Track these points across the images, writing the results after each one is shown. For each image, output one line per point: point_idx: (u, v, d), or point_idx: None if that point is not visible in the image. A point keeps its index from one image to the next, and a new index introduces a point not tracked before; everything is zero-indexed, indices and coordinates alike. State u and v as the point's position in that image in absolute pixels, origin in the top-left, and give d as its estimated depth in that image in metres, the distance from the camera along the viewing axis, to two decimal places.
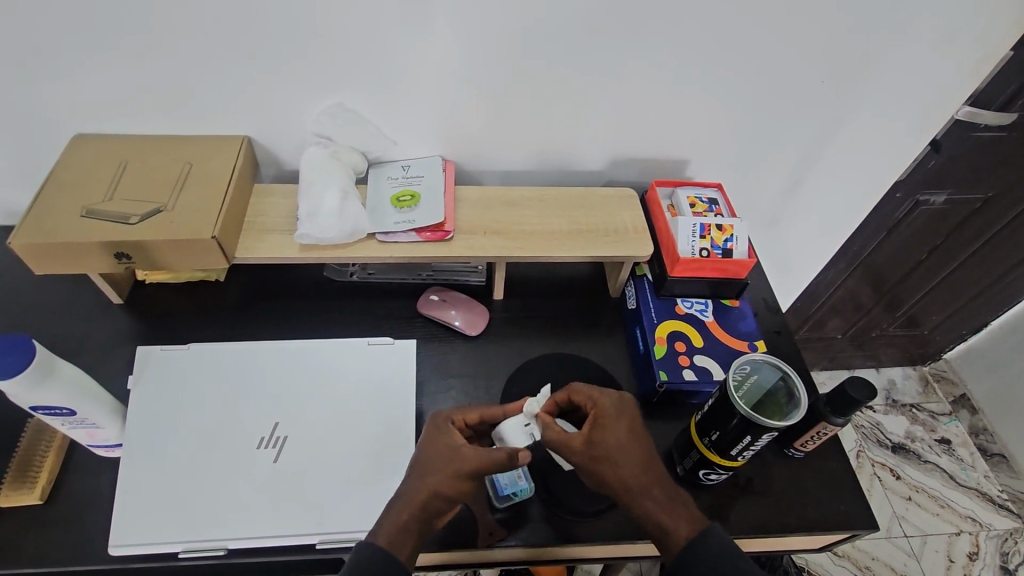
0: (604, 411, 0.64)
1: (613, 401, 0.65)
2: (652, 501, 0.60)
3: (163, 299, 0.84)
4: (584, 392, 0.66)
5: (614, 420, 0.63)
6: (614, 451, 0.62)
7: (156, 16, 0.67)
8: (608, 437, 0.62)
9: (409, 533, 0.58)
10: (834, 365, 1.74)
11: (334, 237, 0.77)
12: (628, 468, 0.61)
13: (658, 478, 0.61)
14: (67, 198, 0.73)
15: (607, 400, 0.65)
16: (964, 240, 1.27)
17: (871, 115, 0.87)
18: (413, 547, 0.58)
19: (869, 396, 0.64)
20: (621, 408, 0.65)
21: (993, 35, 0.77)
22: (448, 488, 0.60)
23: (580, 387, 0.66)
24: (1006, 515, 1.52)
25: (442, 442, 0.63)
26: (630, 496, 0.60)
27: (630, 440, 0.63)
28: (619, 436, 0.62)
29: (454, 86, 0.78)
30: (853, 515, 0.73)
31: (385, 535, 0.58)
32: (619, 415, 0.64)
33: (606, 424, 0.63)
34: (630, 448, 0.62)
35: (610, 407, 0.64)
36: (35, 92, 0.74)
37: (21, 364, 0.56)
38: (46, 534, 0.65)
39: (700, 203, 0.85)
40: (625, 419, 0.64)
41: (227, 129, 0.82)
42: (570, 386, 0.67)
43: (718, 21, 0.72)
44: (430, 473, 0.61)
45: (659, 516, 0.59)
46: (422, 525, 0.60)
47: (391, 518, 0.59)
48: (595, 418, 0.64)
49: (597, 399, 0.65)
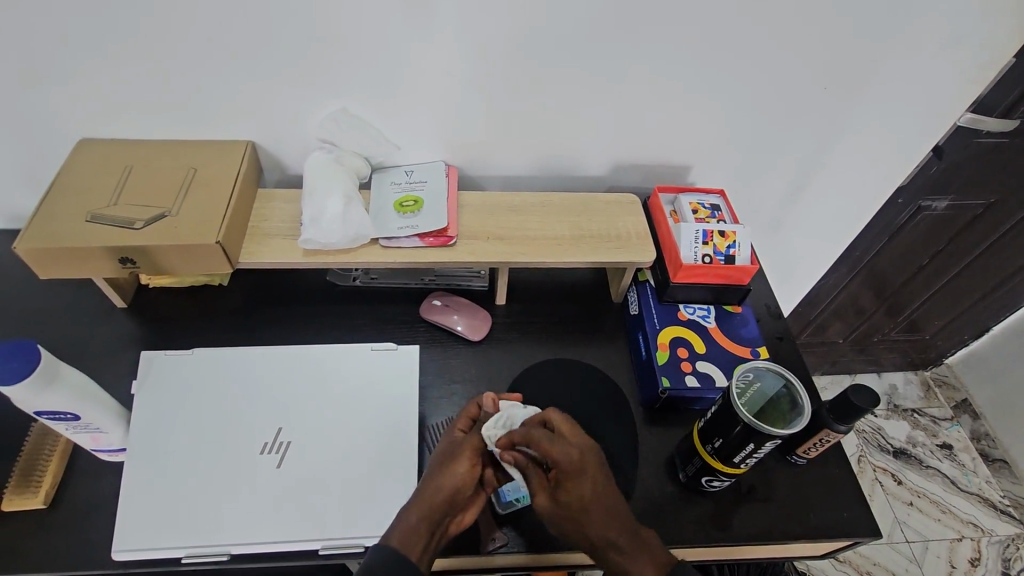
0: (563, 468, 0.61)
1: (575, 451, 0.61)
2: (619, 555, 0.59)
3: (167, 304, 0.85)
4: (545, 446, 0.61)
5: (574, 480, 0.60)
6: (576, 509, 0.60)
7: (161, 22, 0.68)
8: (569, 497, 0.60)
9: (420, 532, 0.58)
10: (836, 370, 1.74)
11: (338, 241, 0.77)
12: (594, 526, 0.60)
13: (622, 535, 0.60)
14: (72, 204, 0.74)
15: (564, 459, 0.61)
16: (966, 245, 1.27)
17: (872, 123, 0.87)
18: (425, 547, 0.58)
19: (871, 404, 0.64)
20: (580, 464, 0.61)
21: (993, 43, 0.77)
22: (453, 481, 0.61)
23: (538, 439, 0.61)
24: (1008, 521, 1.51)
25: (446, 445, 0.65)
26: (596, 550, 0.60)
27: (594, 495, 0.60)
28: (583, 491, 0.60)
29: (458, 91, 0.78)
30: (856, 523, 0.73)
31: (396, 537, 0.58)
32: (585, 469, 0.61)
33: (569, 483, 0.61)
34: (593, 507, 0.60)
35: (568, 468, 0.60)
36: (40, 99, 0.74)
37: (27, 369, 0.56)
38: (48, 539, 0.65)
39: (702, 209, 0.86)
40: (588, 474, 0.61)
41: (231, 133, 0.82)
42: (529, 434, 0.62)
43: (720, 30, 0.73)
44: (438, 473, 0.62)
45: (625, 567, 0.59)
46: (433, 525, 0.60)
47: (401, 521, 0.59)
48: (556, 478, 0.61)
49: (556, 455, 0.61)
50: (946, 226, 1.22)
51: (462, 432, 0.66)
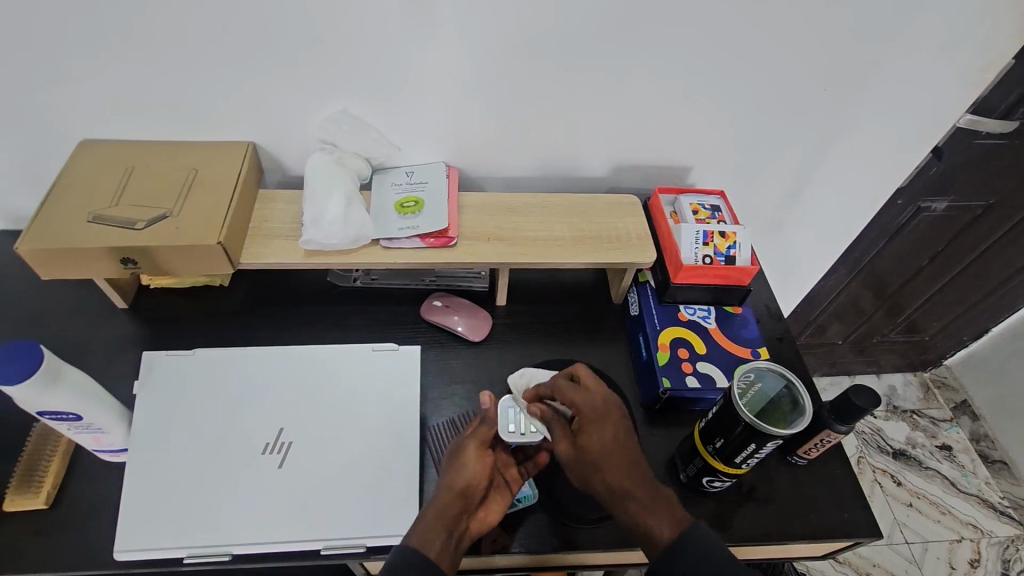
0: (587, 413, 0.63)
1: (600, 401, 0.64)
2: (635, 503, 0.57)
3: (168, 304, 0.85)
4: (570, 393, 0.65)
5: (597, 424, 0.62)
6: (598, 452, 0.61)
7: (163, 23, 0.68)
8: (591, 438, 0.62)
9: (439, 527, 0.58)
10: (836, 371, 1.74)
11: (339, 242, 0.77)
12: (614, 471, 0.60)
13: (643, 483, 0.58)
14: (73, 205, 0.74)
15: (589, 406, 0.64)
16: (966, 247, 1.28)
17: (871, 124, 0.88)
18: (446, 541, 0.58)
19: (872, 404, 0.64)
20: (606, 409, 0.64)
21: (993, 45, 0.77)
22: (464, 477, 0.63)
23: (563, 389, 0.65)
24: (1008, 521, 1.51)
25: (451, 449, 0.67)
26: (611, 498, 0.59)
27: (615, 441, 0.61)
28: (605, 437, 0.61)
29: (458, 93, 0.78)
30: (856, 524, 0.73)
31: (415, 536, 0.57)
32: (608, 413, 0.63)
33: (589, 428, 0.62)
34: (619, 452, 0.61)
35: (592, 411, 0.63)
36: (41, 99, 0.74)
37: (31, 368, 0.56)
38: (49, 539, 0.65)
39: (702, 210, 0.86)
40: (611, 421, 0.63)
41: (233, 134, 0.82)
42: (556, 386, 0.66)
43: (721, 31, 0.73)
44: (447, 473, 0.63)
45: (639, 517, 0.56)
46: (453, 520, 0.59)
47: (420, 522, 0.59)
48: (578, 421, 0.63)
49: (580, 400, 0.64)
50: (945, 227, 1.22)
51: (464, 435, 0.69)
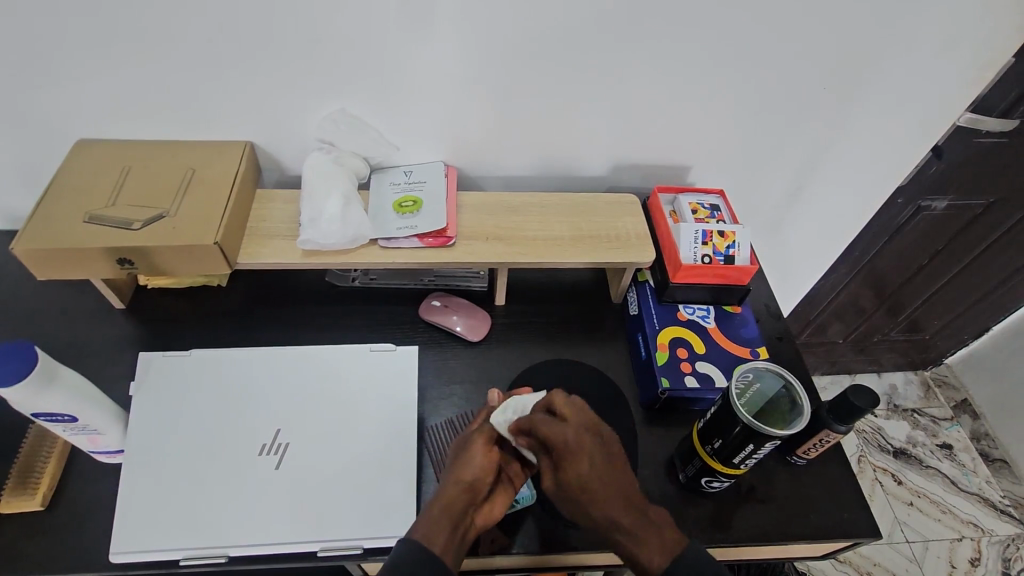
0: (562, 449, 0.60)
1: (573, 435, 0.60)
2: (625, 536, 0.58)
3: (166, 305, 0.84)
4: (544, 429, 0.60)
5: (574, 462, 0.59)
6: (580, 487, 0.59)
7: (159, 22, 0.67)
8: (572, 477, 0.59)
9: (444, 523, 0.58)
10: (836, 370, 1.74)
11: (337, 242, 0.77)
12: (600, 504, 0.59)
13: (626, 512, 0.58)
14: (70, 205, 0.73)
15: (567, 440, 0.60)
16: (967, 245, 1.27)
17: (871, 123, 0.87)
18: (449, 538, 0.58)
19: (871, 404, 0.64)
20: (581, 443, 0.60)
21: (994, 43, 0.77)
22: (472, 471, 0.62)
23: (537, 425, 0.61)
24: (1008, 520, 1.51)
25: (461, 441, 0.66)
26: (603, 531, 0.59)
27: (595, 474, 0.59)
28: (584, 470, 0.59)
29: (456, 92, 0.78)
30: (856, 524, 0.73)
31: (420, 530, 0.58)
32: (581, 450, 0.60)
33: (568, 463, 0.60)
34: (602, 485, 0.59)
35: (573, 447, 0.60)
36: (38, 99, 0.74)
37: (24, 370, 0.56)
38: (46, 540, 0.65)
39: (701, 209, 0.86)
40: (587, 455, 0.60)
41: (230, 134, 0.82)
42: (528, 422, 0.61)
43: (720, 29, 0.72)
44: (455, 467, 0.63)
45: (629, 547, 0.57)
46: (457, 516, 0.60)
47: (425, 516, 0.59)
48: (557, 458, 0.60)
49: (552, 437, 0.60)
50: (946, 225, 1.22)
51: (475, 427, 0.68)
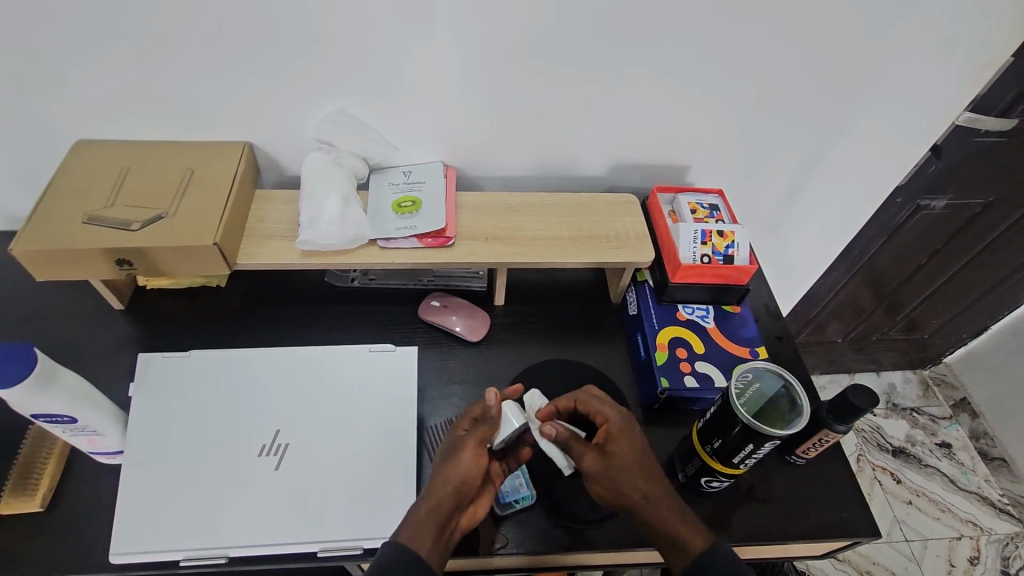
0: (612, 427, 0.65)
1: (623, 415, 0.66)
2: (669, 511, 0.60)
3: (165, 306, 0.84)
4: (596, 405, 0.66)
5: (624, 437, 0.64)
6: (629, 461, 0.63)
7: (158, 23, 0.67)
8: (623, 451, 0.63)
9: (429, 528, 0.58)
10: (835, 369, 1.74)
11: (336, 242, 0.77)
12: (644, 479, 0.62)
13: (666, 492, 0.62)
14: (69, 206, 0.73)
15: (615, 418, 0.66)
16: (966, 245, 1.27)
17: (870, 123, 0.88)
18: (434, 542, 0.58)
19: (870, 404, 0.64)
20: (628, 424, 0.66)
21: (992, 43, 0.77)
22: (460, 474, 0.61)
23: (588, 401, 0.67)
24: (1007, 519, 1.52)
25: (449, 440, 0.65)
26: (644, 508, 0.61)
27: (641, 452, 0.64)
28: (634, 446, 0.64)
29: (455, 92, 0.78)
30: (855, 523, 0.73)
31: (405, 534, 0.58)
32: (630, 428, 0.65)
33: (618, 438, 0.64)
34: (644, 463, 0.63)
35: (620, 425, 0.65)
36: (36, 100, 0.74)
37: (24, 372, 0.56)
38: (45, 541, 0.65)
39: (700, 209, 0.86)
40: (635, 434, 0.65)
41: (229, 134, 0.82)
42: (578, 397, 0.67)
43: (718, 29, 0.73)
44: (443, 468, 0.62)
45: (672, 522, 0.60)
46: (443, 519, 0.59)
47: (411, 518, 0.59)
48: (606, 432, 0.65)
49: (607, 413, 0.66)
50: (944, 225, 1.22)
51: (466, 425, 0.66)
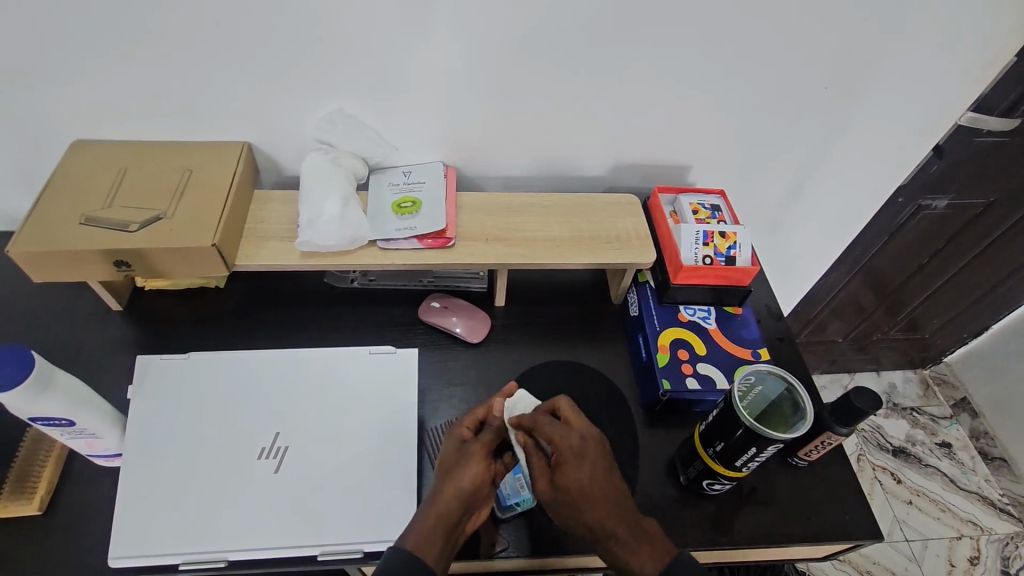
0: (562, 454, 0.61)
1: (575, 441, 0.61)
2: (621, 547, 0.57)
3: (163, 306, 0.84)
4: (547, 431, 0.62)
5: (571, 468, 0.60)
6: (573, 494, 0.59)
7: (153, 22, 0.67)
8: (568, 484, 0.59)
9: (436, 535, 0.58)
10: (835, 369, 1.73)
11: (335, 243, 0.76)
12: (590, 511, 0.58)
13: (619, 525, 0.58)
14: (65, 207, 0.73)
15: (565, 445, 0.61)
16: (966, 245, 1.27)
17: (873, 123, 0.87)
18: (441, 549, 0.57)
19: (872, 407, 0.64)
20: (580, 450, 0.61)
21: (995, 43, 0.77)
22: (466, 481, 0.60)
23: (541, 425, 0.62)
24: (1007, 519, 1.51)
25: (454, 445, 0.64)
26: (597, 541, 0.59)
27: (593, 481, 0.59)
28: (584, 477, 0.59)
29: (455, 92, 0.78)
30: (857, 525, 0.73)
31: (412, 540, 0.57)
32: (582, 452, 0.60)
33: (565, 467, 0.60)
34: (591, 493, 0.59)
35: (568, 453, 0.60)
36: (32, 101, 0.73)
37: (20, 375, 0.55)
38: (43, 545, 0.64)
39: (702, 210, 0.85)
40: (587, 461, 0.60)
41: (227, 135, 0.81)
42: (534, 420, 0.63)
43: (720, 28, 0.72)
44: (451, 474, 0.61)
45: (620, 555, 0.57)
46: (450, 527, 0.59)
47: (417, 523, 0.59)
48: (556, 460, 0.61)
49: (557, 440, 0.61)
50: (945, 224, 1.21)
51: (467, 429, 0.66)
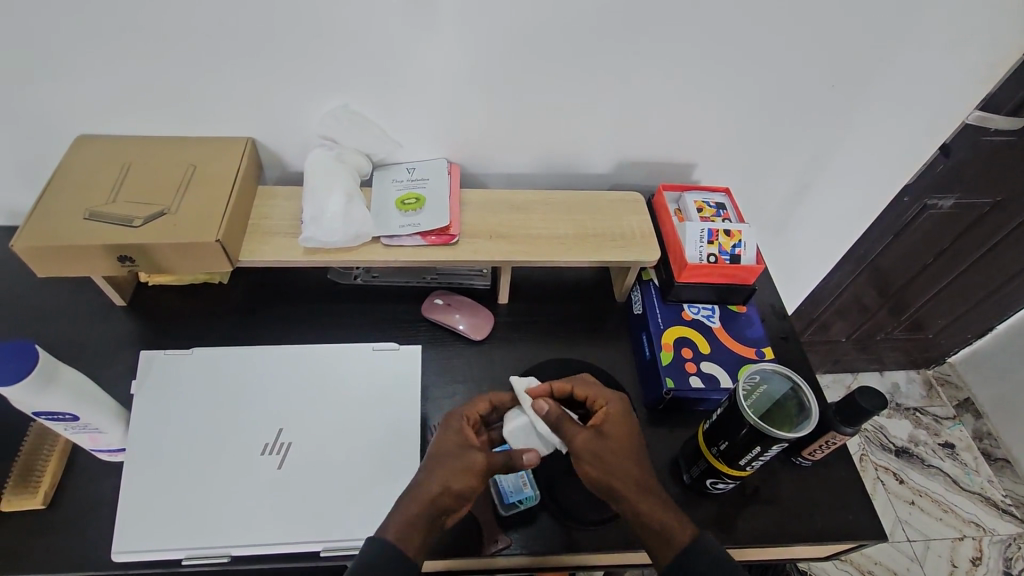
0: (610, 409, 0.66)
1: (619, 401, 0.67)
2: (658, 504, 0.59)
3: (167, 302, 0.84)
4: (591, 390, 0.68)
5: (619, 422, 0.65)
6: (618, 447, 0.63)
7: (157, 16, 0.66)
8: (616, 435, 0.64)
9: (418, 530, 0.57)
10: (839, 368, 1.73)
11: (339, 240, 0.76)
12: (631, 465, 0.62)
13: (655, 483, 0.62)
14: (68, 202, 0.73)
15: (611, 404, 0.67)
16: (972, 245, 1.27)
17: (880, 121, 0.86)
18: (422, 541, 0.57)
19: (878, 407, 0.64)
20: (624, 410, 0.67)
21: (1004, 42, 0.76)
22: (458, 484, 0.60)
23: (586, 384, 0.68)
24: (1010, 520, 1.51)
25: (452, 440, 0.64)
26: (633, 494, 0.60)
27: (633, 441, 0.64)
28: (627, 434, 0.64)
29: (459, 88, 0.77)
30: (861, 526, 0.72)
31: (392, 531, 0.57)
32: (624, 413, 0.66)
33: (611, 422, 0.65)
34: (631, 450, 0.63)
35: (616, 407, 0.66)
36: (36, 95, 0.73)
37: (24, 370, 0.55)
38: (46, 539, 0.65)
39: (707, 208, 0.85)
40: (629, 421, 0.66)
41: (231, 130, 0.81)
42: (577, 379, 0.69)
43: (728, 22, 0.71)
44: (443, 471, 0.61)
45: (655, 512, 0.59)
46: (432, 523, 0.59)
47: (401, 513, 0.58)
48: (602, 414, 0.65)
49: (604, 398, 0.67)
50: (952, 224, 1.21)
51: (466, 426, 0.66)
